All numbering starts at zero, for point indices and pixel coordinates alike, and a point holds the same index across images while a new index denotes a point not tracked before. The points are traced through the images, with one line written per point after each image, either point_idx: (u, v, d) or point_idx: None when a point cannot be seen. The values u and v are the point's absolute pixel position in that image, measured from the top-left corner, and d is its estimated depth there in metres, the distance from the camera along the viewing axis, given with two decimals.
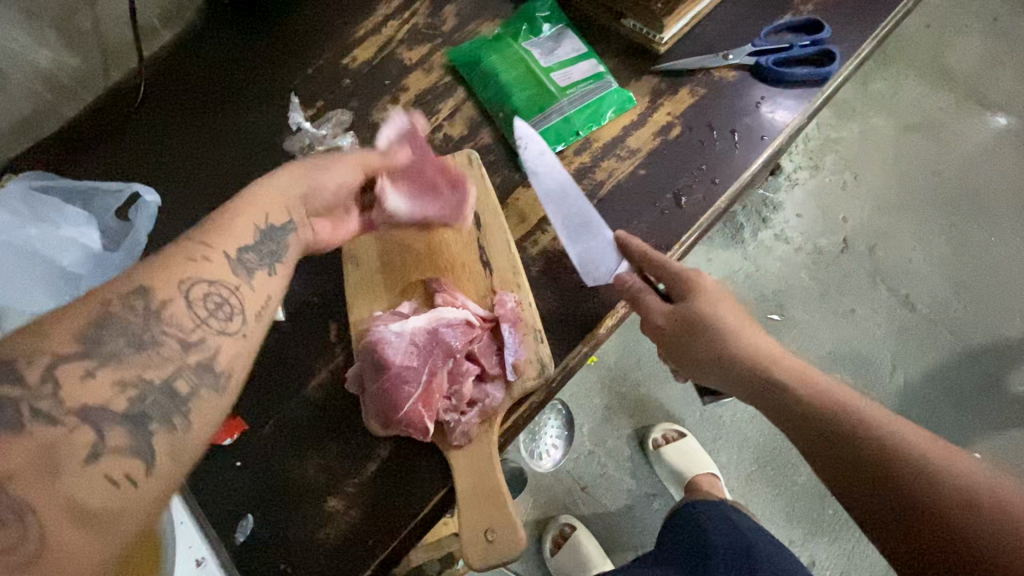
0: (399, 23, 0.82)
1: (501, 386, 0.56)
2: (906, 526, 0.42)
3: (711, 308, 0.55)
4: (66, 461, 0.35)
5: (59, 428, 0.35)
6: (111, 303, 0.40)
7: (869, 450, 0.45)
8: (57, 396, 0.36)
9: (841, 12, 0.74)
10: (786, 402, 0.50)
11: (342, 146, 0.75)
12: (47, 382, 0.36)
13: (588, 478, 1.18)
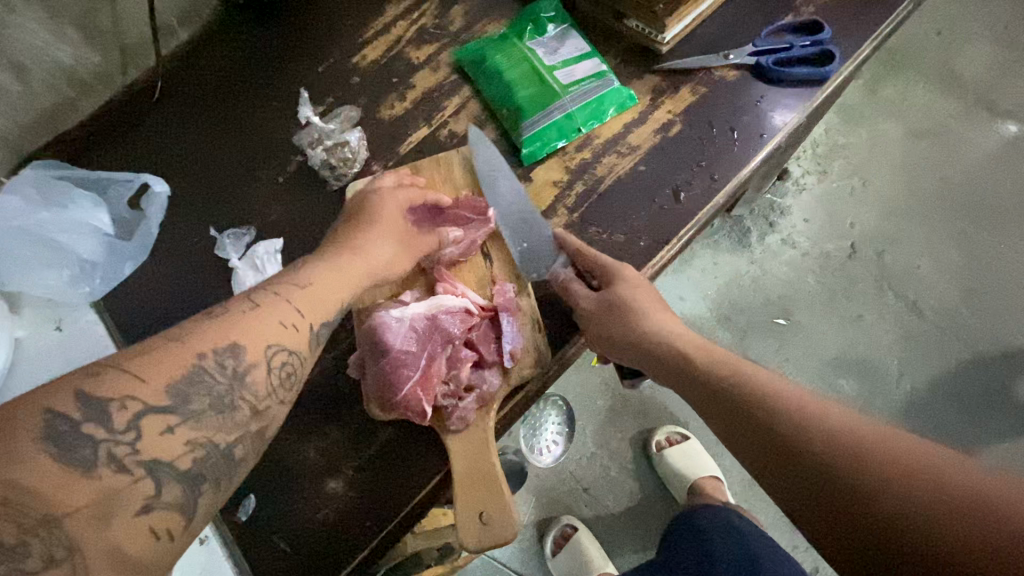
0: (408, 23, 0.84)
1: (499, 373, 0.58)
2: (813, 493, 0.38)
3: (628, 290, 0.58)
4: (121, 507, 0.36)
5: (124, 475, 0.37)
6: (187, 355, 0.41)
7: (754, 405, 0.44)
8: (134, 442, 0.37)
9: (842, 14, 0.75)
10: (690, 374, 0.51)
11: (349, 141, 0.76)
12: (132, 428, 0.37)
13: (590, 479, 1.18)
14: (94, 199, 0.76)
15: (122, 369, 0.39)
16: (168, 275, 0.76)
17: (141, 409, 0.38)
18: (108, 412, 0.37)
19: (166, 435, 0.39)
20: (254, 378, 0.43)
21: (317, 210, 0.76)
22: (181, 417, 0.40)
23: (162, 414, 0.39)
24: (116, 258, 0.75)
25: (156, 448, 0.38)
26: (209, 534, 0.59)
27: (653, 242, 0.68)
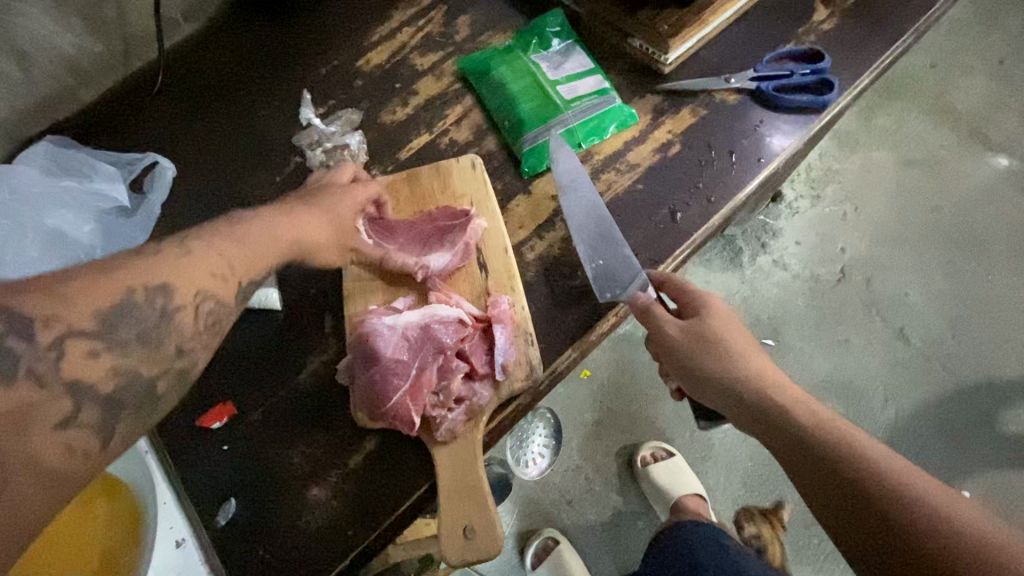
0: (414, 30, 0.84)
1: (489, 387, 0.57)
2: (859, 525, 0.43)
3: (717, 324, 0.57)
4: (38, 423, 0.37)
5: (44, 391, 0.38)
6: (116, 296, 0.41)
7: (844, 458, 0.45)
8: (57, 363, 0.38)
9: (842, 44, 0.76)
10: (774, 416, 0.51)
11: (349, 145, 0.76)
12: (55, 348, 0.38)
13: (574, 492, 1.18)
14: (105, 175, 0.75)
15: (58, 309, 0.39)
16: None
17: (66, 330, 0.39)
18: (34, 328, 0.38)
19: (90, 360, 0.39)
20: (183, 320, 0.44)
21: None
22: (106, 346, 0.40)
23: (91, 339, 0.39)
24: (116, 232, 0.74)
25: (79, 370, 0.39)
26: (185, 537, 0.59)
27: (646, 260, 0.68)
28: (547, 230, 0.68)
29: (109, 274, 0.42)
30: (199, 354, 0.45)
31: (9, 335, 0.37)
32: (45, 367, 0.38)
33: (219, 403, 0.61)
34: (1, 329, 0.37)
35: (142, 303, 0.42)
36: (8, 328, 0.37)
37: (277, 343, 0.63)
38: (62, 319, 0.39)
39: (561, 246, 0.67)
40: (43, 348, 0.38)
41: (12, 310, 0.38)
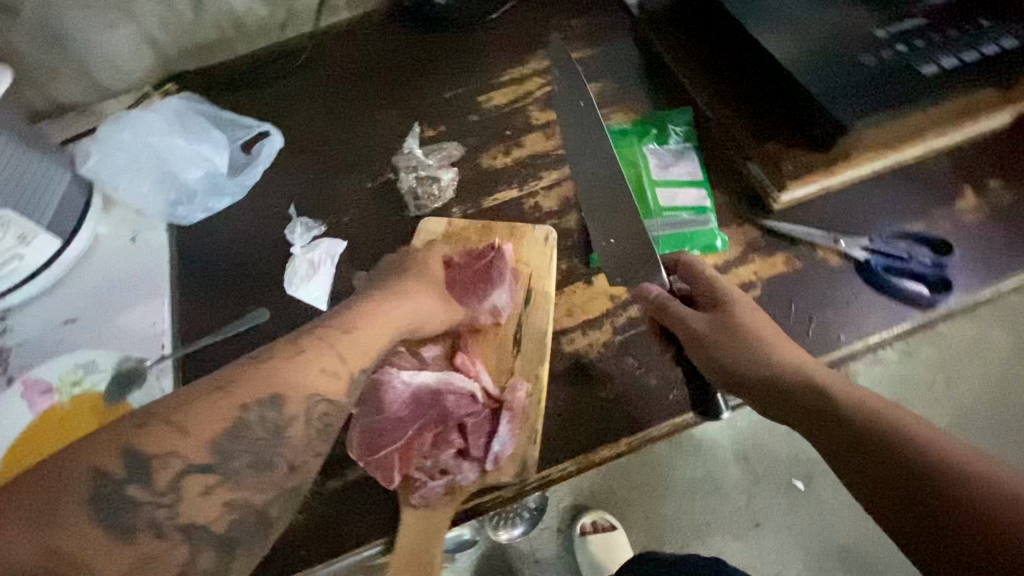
0: (543, 82, 0.86)
1: (476, 470, 0.58)
2: (907, 511, 0.43)
3: (740, 316, 0.58)
4: (154, 575, 0.43)
5: (163, 540, 0.44)
6: (230, 406, 0.48)
7: (898, 466, 0.44)
8: (173, 506, 0.45)
9: (978, 243, 0.69)
10: (824, 418, 0.50)
11: (441, 179, 0.78)
12: (172, 489, 0.45)
13: (546, 553, 1.27)
14: (213, 143, 0.81)
15: (171, 443, 0.45)
16: (229, 227, 0.78)
17: (183, 465, 0.45)
18: (155, 470, 0.44)
19: (206, 497, 0.46)
20: (293, 433, 0.50)
21: (387, 234, 0.76)
22: (217, 479, 0.46)
23: (202, 474, 0.46)
24: (219, 190, 0.79)
25: (197, 509, 0.45)
26: None
27: (683, 395, 0.63)
28: (593, 329, 0.66)
29: (229, 391, 0.49)
30: (310, 463, 0.51)
31: (129, 480, 0.44)
32: (162, 509, 0.44)
33: None
34: (116, 466, 0.44)
35: (251, 420, 0.48)
36: (122, 466, 0.44)
37: None
38: (178, 455, 0.45)
39: (600, 351, 0.65)
40: (160, 492, 0.44)
41: (134, 449, 0.44)
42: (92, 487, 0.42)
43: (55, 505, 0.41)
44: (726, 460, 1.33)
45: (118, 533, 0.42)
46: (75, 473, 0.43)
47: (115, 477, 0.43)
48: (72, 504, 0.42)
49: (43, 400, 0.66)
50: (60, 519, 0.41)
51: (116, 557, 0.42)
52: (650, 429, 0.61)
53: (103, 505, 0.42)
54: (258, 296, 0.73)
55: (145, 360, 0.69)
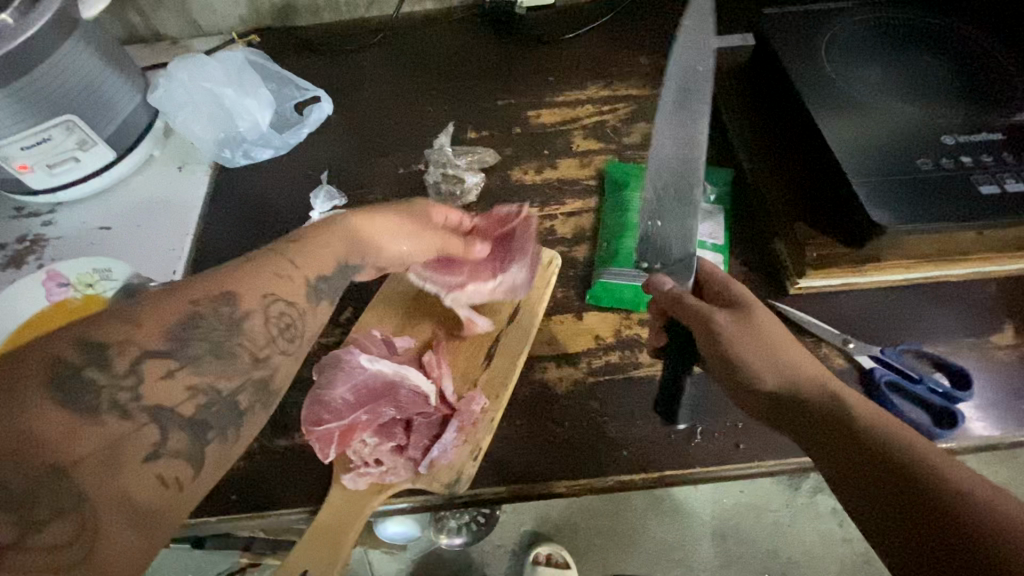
0: (594, 111, 0.86)
1: (411, 468, 0.59)
2: (895, 514, 0.44)
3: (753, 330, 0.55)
4: (127, 454, 0.42)
5: (128, 423, 0.43)
6: (182, 304, 0.48)
7: (909, 486, 0.44)
8: (136, 389, 0.44)
9: (1003, 387, 0.63)
10: (841, 431, 0.49)
11: (465, 182, 0.77)
12: (132, 373, 0.44)
13: (492, 570, 1.27)
14: (260, 98, 0.85)
15: (129, 334, 0.45)
16: (266, 179, 0.83)
17: (140, 352, 0.45)
18: (111, 357, 0.44)
19: (166, 380, 0.46)
20: (251, 327, 0.50)
21: None
22: (180, 363, 0.46)
23: (162, 358, 0.46)
24: (267, 144, 0.84)
25: (156, 390, 0.45)
26: None
27: (637, 456, 0.60)
28: (568, 365, 0.65)
29: (179, 294, 0.49)
30: (276, 360, 0.51)
31: (87, 363, 0.43)
32: (125, 392, 0.44)
33: None
34: (75, 353, 0.43)
35: (209, 316, 0.49)
36: (81, 352, 0.44)
37: None
38: (136, 342, 0.45)
39: (568, 388, 0.64)
40: (120, 375, 0.44)
41: (88, 337, 0.44)
42: (49, 372, 0.42)
43: (14, 385, 0.41)
44: (699, 532, 1.29)
45: (82, 411, 0.42)
46: (27, 360, 0.43)
47: (71, 361, 0.43)
48: (28, 384, 0.41)
49: (59, 291, 0.72)
50: (19, 400, 0.40)
51: (80, 436, 0.41)
52: (593, 480, 0.59)
53: (59, 384, 0.42)
54: (269, 248, 0.76)
55: (154, 280, 0.73)
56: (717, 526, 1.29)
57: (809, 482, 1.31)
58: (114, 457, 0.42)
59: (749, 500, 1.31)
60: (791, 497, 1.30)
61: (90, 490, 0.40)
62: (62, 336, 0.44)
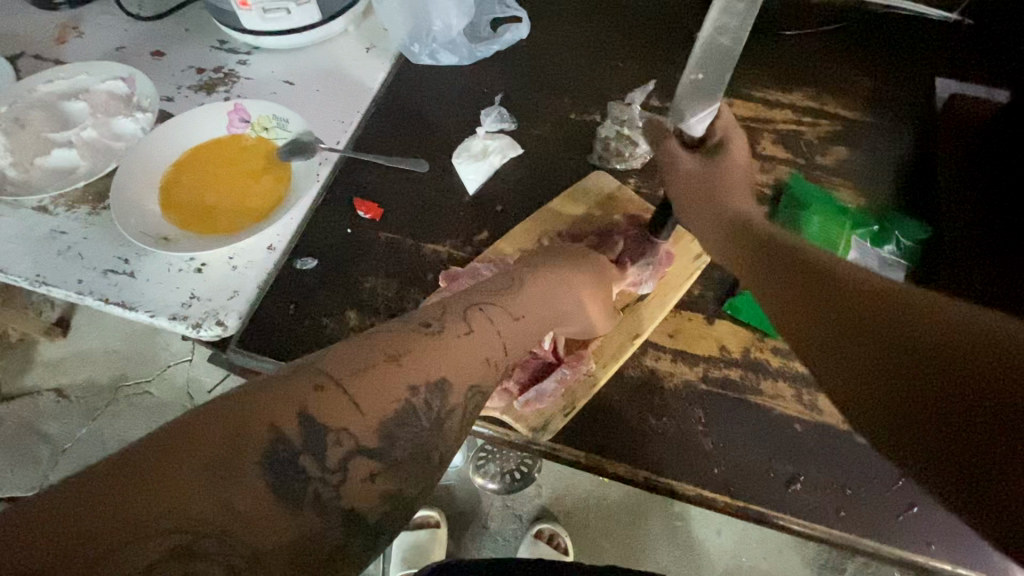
0: (791, 120, 0.79)
1: (504, 400, 0.61)
2: (891, 374, 0.36)
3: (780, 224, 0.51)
4: (308, 553, 0.35)
5: (321, 516, 0.36)
6: (397, 379, 0.42)
7: (901, 323, 0.36)
8: (338, 486, 0.37)
9: None
10: (819, 284, 0.42)
11: (637, 147, 0.74)
12: (340, 470, 0.38)
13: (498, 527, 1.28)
14: (462, 3, 0.83)
15: (346, 418, 0.38)
16: (440, 81, 0.82)
17: (355, 447, 0.38)
18: (326, 445, 0.37)
19: (368, 484, 0.38)
20: (450, 426, 0.44)
21: (561, 166, 0.74)
22: (383, 466, 0.39)
23: (370, 459, 0.39)
24: (453, 50, 0.84)
25: (359, 497, 0.38)
26: (275, 247, 0.70)
27: (724, 478, 0.57)
28: (682, 364, 0.62)
29: (399, 363, 0.43)
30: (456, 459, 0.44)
31: (305, 451, 0.36)
32: (327, 489, 0.37)
33: (372, 201, 0.73)
34: (297, 433, 0.37)
35: (418, 406, 0.42)
36: (304, 432, 0.37)
37: (441, 215, 0.72)
38: (350, 432, 0.38)
39: (676, 386, 0.61)
40: (330, 470, 0.37)
41: (310, 415, 0.37)
42: (267, 447, 0.35)
43: (239, 463, 0.34)
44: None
45: (287, 501, 0.35)
46: (253, 429, 0.35)
47: (293, 444, 0.36)
48: (253, 467, 0.34)
49: (239, 126, 0.76)
50: (241, 478, 0.34)
51: (275, 520, 0.34)
52: (671, 483, 0.57)
53: (277, 467, 0.35)
54: (427, 149, 0.76)
55: (322, 143, 0.76)
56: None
57: None
58: (303, 561, 0.35)
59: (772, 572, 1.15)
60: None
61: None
62: (284, 401, 0.37)
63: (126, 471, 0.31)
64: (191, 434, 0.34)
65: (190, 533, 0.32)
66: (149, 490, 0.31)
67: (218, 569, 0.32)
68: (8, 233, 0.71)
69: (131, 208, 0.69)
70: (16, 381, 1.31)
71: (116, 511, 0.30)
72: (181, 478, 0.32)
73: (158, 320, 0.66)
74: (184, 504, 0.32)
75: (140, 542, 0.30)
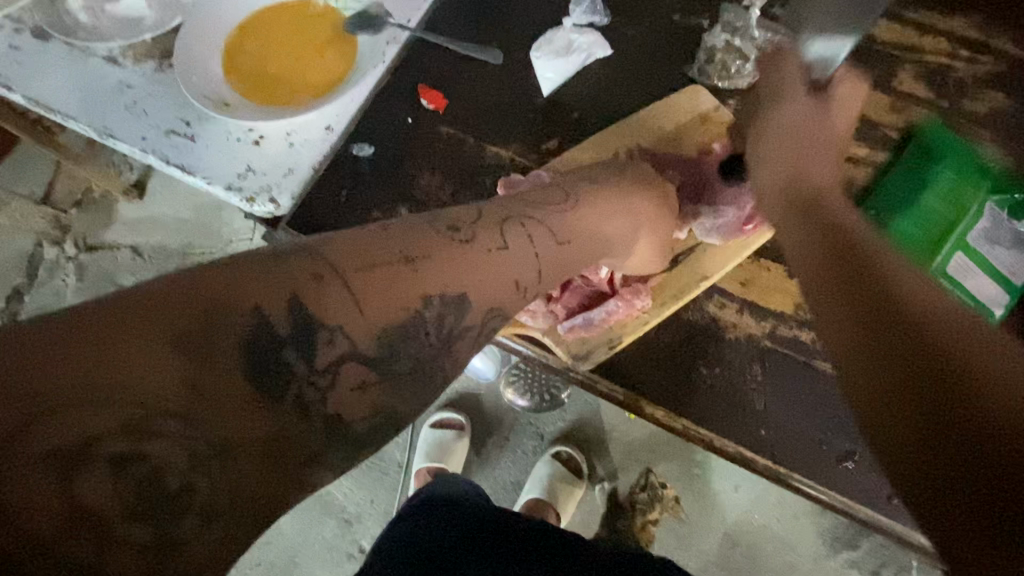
0: (946, 50, 0.65)
1: (548, 321, 0.58)
2: (879, 344, 0.32)
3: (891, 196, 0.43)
4: (289, 457, 0.33)
5: (303, 421, 0.33)
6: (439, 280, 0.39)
7: (890, 298, 0.34)
8: (327, 394, 0.34)
9: None
10: (842, 246, 0.39)
11: (748, 63, 0.63)
12: (330, 376, 0.34)
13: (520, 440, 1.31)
14: None
15: (343, 322, 0.35)
16: None
17: (350, 352, 0.35)
18: (318, 348, 0.34)
19: (358, 394, 0.35)
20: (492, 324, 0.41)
21: (652, 75, 0.65)
22: (378, 377, 0.36)
23: (365, 367, 0.36)
24: None
25: (347, 406, 0.35)
26: (332, 127, 0.66)
27: (771, 442, 0.54)
28: (750, 317, 0.56)
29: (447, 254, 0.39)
30: None
31: (292, 344, 0.33)
32: (350, 334, 0.35)
33: (439, 91, 0.67)
34: (285, 323, 0.33)
35: (428, 322, 0.38)
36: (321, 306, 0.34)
37: (509, 116, 0.66)
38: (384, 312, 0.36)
39: (736, 337, 0.56)
40: (318, 371, 0.34)
41: (303, 306, 0.34)
42: (246, 334, 0.32)
43: (214, 347, 0.31)
44: (712, 528, 1.13)
45: (268, 398, 0.32)
46: (235, 310, 0.32)
47: (276, 335, 0.33)
48: (229, 348, 0.31)
49: None
50: (218, 363, 0.31)
51: (251, 414, 0.32)
52: (712, 435, 0.54)
53: (257, 354, 0.32)
54: (503, 38, 0.68)
55: (391, 18, 0.69)
56: (733, 530, 1.13)
57: (854, 553, 1.10)
58: (280, 456, 0.32)
59: (784, 533, 1.12)
60: (824, 555, 1.10)
61: (246, 482, 0.31)
62: (273, 286, 0.33)
63: (73, 334, 0.28)
64: (157, 302, 0.31)
65: (144, 410, 0.29)
66: (107, 352, 0.29)
67: (178, 451, 0.30)
68: (76, 79, 0.70)
69: (193, 63, 0.66)
70: (98, 234, 1.40)
71: (54, 372, 0.27)
72: (144, 345, 0.29)
73: (215, 188, 0.66)
74: (139, 378, 0.29)
75: (83, 414, 0.28)
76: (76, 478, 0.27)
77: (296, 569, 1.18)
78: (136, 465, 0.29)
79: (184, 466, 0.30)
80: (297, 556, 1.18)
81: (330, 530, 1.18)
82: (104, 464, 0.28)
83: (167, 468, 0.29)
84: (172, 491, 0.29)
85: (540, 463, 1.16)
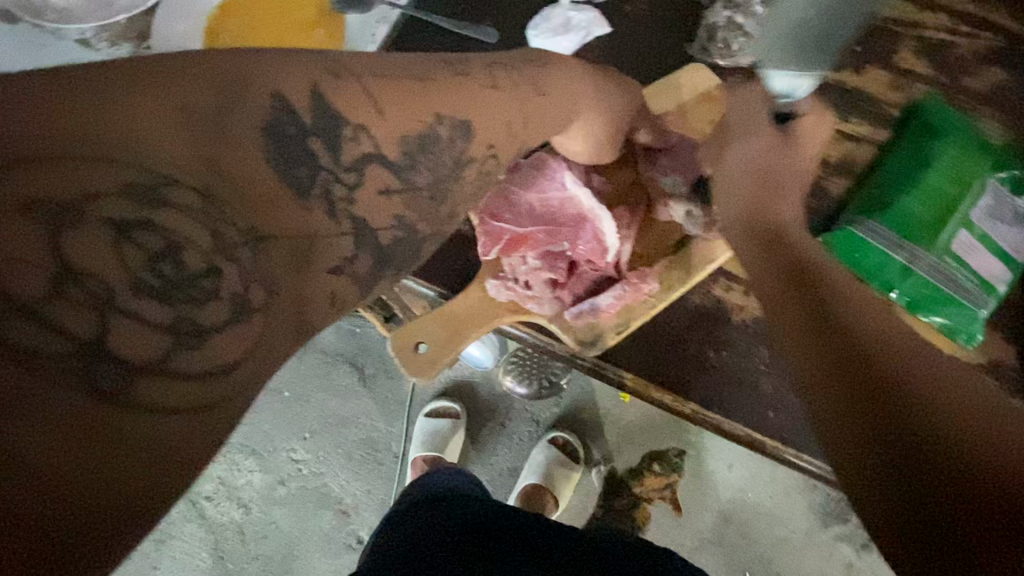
0: (948, 26, 0.64)
1: (554, 308, 0.57)
2: (833, 355, 0.34)
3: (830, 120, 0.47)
4: (319, 260, 0.34)
5: (332, 227, 0.35)
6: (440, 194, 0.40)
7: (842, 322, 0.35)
8: (356, 196, 0.36)
9: None
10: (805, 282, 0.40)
11: (750, 39, 0.61)
12: (358, 170, 0.36)
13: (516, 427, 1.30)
14: None
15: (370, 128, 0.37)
16: None
17: (372, 155, 0.37)
18: (342, 146, 0.35)
19: (384, 198, 0.38)
20: None
21: (653, 54, 0.64)
22: (400, 186, 0.38)
23: (389, 173, 0.38)
24: None
25: (371, 214, 0.37)
26: None
27: (777, 423, 0.54)
28: (755, 298, 0.56)
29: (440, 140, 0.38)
30: None
31: (316, 135, 0.34)
32: (340, 188, 0.35)
33: None
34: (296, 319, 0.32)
35: None
36: (309, 124, 0.34)
37: None
38: None
39: (741, 320, 0.56)
40: (346, 169, 0.36)
41: (322, 97, 0.35)
42: (269, 112, 0.33)
43: (229, 125, 0.32)
44: (706, 507, 1.14)
45: (293, 191, 0.33)
46: (252, 88, 0.33)
47: (302, 121, 0.34)
48: (246, 139, 0.32)
49: None
50: (233, 138, 0.32)
51: (279, 201, 0.33)
52: (720, 421, 0.54)
53: (278, 140, 0.33)
54: (499, 17, 0.66)
55: None
56: (728, 510, 1.14)
57: (845, 527, 1.11)
58: (303, 247, 0.34)
59: (778, 511, 1.13)
60: (816, 530, 1.12)
61: (277, 268, 0.32)
62: (291, 77, 0.35)
63: (90, 100, 0.29)
64: (164, 75, 0.31)
65: (160, 173, 0.29)
66: (118, 107, 0.29)
67: (196, 222, 0.29)
68: None
69: (175, 45, 0.63)
70: None
71: (72, 119, 0.28)
72: (152, 109, 0.30)
73: None
74: (155, 143, 0.29)
75: (92, 164, 0.27)
76: (72, 230, 0.26)
77: (294, 562, 1.17)
78: (148, 233, 0.27)
79: (205, 240, 0.29)
80: (294, 548, 1.17)
81: (327, 522, 1.17)
82: (107, 225, 0.26)
83: (183, 241, 0.28)
84: (192, 273, 0.28)
85: (536, 449, 1.16)
